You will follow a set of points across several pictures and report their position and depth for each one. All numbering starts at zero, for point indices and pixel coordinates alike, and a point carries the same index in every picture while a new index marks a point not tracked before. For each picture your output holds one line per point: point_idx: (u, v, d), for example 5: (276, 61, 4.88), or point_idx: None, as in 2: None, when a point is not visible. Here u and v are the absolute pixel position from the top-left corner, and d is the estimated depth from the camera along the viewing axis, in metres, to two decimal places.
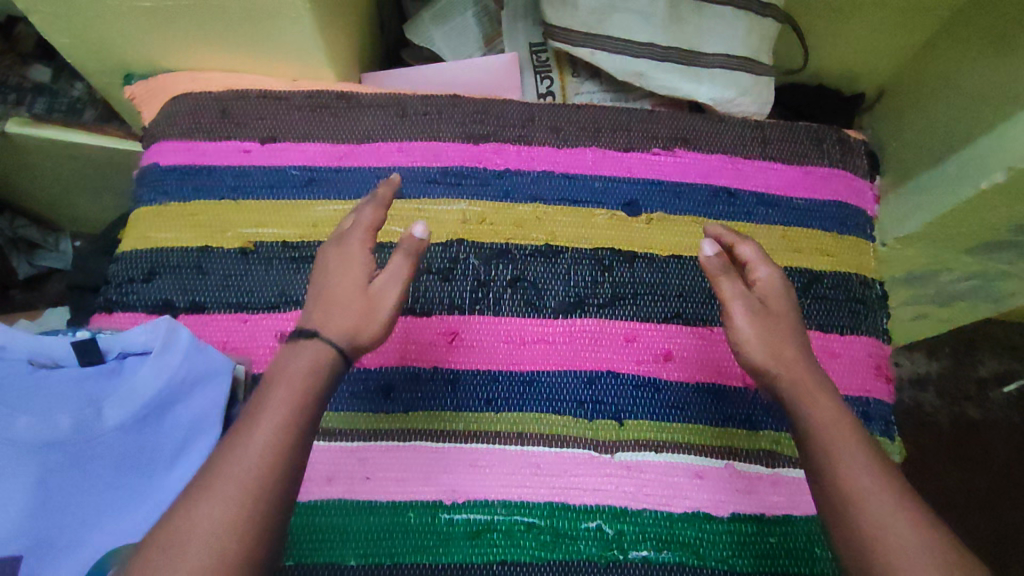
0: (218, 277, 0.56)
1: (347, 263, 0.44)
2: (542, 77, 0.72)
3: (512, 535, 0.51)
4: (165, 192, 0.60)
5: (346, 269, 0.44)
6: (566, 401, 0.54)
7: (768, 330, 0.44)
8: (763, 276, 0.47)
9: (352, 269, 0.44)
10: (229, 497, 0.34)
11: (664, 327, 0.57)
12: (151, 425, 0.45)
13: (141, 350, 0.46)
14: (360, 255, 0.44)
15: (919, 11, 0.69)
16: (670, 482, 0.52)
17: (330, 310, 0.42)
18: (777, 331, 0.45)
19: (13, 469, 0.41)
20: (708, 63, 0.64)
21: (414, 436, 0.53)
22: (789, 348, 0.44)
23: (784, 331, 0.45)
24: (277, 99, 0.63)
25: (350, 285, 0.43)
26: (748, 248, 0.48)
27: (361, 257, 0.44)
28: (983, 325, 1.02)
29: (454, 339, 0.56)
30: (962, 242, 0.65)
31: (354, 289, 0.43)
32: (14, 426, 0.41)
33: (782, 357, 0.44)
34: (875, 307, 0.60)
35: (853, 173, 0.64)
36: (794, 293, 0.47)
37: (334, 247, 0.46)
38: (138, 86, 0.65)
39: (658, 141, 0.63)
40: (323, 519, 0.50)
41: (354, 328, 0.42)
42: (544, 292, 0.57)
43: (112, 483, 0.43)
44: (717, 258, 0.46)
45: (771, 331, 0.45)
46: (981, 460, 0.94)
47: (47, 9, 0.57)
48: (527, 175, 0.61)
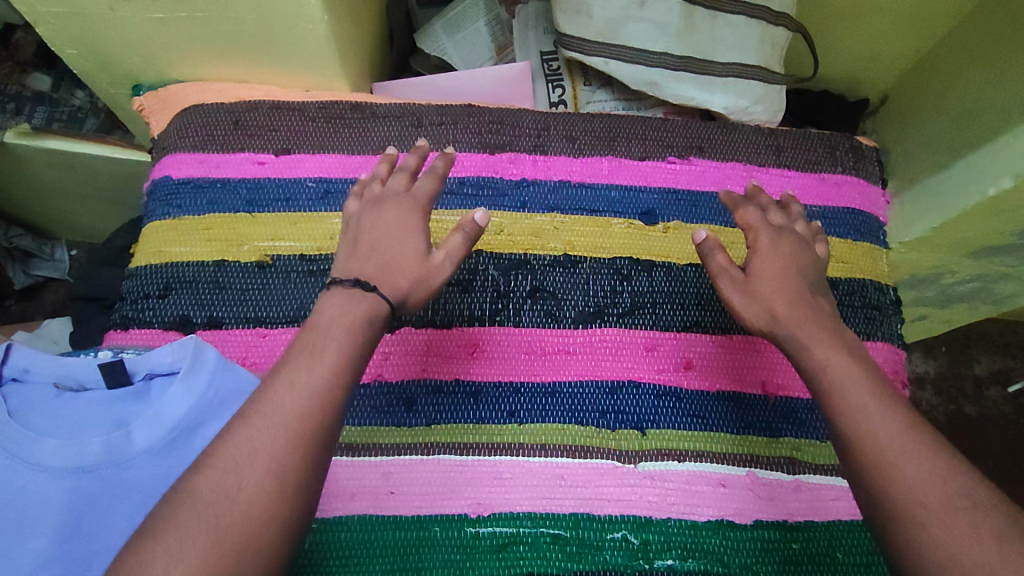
0: (236, 291, 0.56)
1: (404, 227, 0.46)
2: (553, 86, 0.74)
3: (539, 547, 0.50)
4: (179, 205, 0.59)
5: (403, 227, 0.46)
6: (589, 412, 0.54)
7: (754, 295, 0.46)
8: (760, 241, 0.48)
9: (412, 236, 0.46)
10: (270, 451, 0.36)
11: (683, 335, 0.57)
12: (179, 448, 0.45)
13: (167, 370, 0.47)
14: (419, 225, 0.47)
15: (928, 18, 0.70)
16: (693, 490, 0.52)
17: (384, 269, 0.44)
18: (766, 294, 0.46)
19: (45, 493, 0.42)
20: (721, 72, 0.65)
21: (437, 449, 0.52)
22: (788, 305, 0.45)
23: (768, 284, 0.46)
24: (292, 110, 0.62)
25: (408, 251, 0.45)
26: (749, 217, 0.50)
27: (417, 225, 0.46)
28: (979, 324, 1.03)
29: (475, 350, 0.55)
30: (970, 245, 0.65)
31: (412, 253, 0.45)
32: (43, 451, 0.43)
33: (749, 296, 0.46)
34: (889, 313, 0.61)
35: (865, 180, 0.65)
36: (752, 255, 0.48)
37: (380, 210, 0.47)
38: (147, 97, 0.65)
39: (673, 149, 0.63)
40: (347, 535, 0.50)
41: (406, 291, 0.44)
42: (563, 302, 0.57)
43: (142, 508, 0.43)
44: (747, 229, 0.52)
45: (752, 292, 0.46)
46: (981, 457, 0.95)
47: (56, 21, 0.56)
48: (543, 185, 0.61)
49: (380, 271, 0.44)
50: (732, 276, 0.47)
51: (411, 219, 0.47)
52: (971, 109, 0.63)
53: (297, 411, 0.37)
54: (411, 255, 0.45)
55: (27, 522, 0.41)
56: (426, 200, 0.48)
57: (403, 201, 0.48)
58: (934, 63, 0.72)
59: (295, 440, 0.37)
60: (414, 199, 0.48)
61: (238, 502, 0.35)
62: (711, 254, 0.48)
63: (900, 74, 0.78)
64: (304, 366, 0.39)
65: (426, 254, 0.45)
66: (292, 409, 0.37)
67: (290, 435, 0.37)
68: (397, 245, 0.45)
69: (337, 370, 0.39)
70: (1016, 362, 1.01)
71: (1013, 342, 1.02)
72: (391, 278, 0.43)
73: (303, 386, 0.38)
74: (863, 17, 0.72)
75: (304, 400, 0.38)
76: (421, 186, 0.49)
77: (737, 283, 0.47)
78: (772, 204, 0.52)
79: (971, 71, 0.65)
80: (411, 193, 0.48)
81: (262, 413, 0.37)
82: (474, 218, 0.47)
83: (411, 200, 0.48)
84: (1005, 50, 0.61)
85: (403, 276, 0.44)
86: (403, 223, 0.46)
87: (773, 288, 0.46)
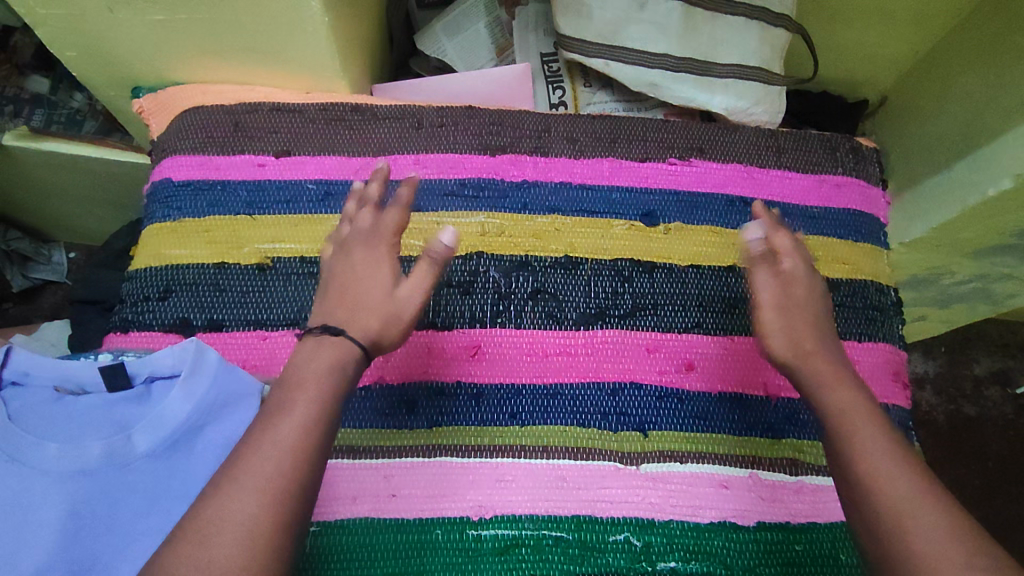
0: (236, 294, 0.56)
1: (370, 265, 0.45)
2: (554, 87, 0.74)
3: (542, 550, 0.50)
4: (178, 207, 0.59)
5: (343, 249, 0.46)
6: (591, 414, 0.54)
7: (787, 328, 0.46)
8: (797, 269, 0.47)
9: (378, 273, 0.44)
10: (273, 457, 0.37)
11: (685, 337, 0.57)
12: (182, 451, 0.45)
13: (169, 374, 0.47)
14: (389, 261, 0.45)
15: (928, 19, 0.70)
16: (695, 491, 0.52)
17: (353, 310, 0.43)
18: (794, 323, 0.46)
19: (46, 497, 0.42)
20: (721, 73, 0.65)
21: (439, 451, 0.52)
22: (812, 339, 0.45)
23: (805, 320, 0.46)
24: (292, 112, 0.62)
25: (378, 289, 0.44)
26: (784, 238, 0.48)
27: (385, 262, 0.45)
28: (978, 325, 1.03)
29: (476, 352, 0.55)
30: (969, 246, 0.66)
31: (378, 290, 0.44)
32: (44, 456, 0.43)
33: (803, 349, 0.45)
34: (891, 315, 0.61)
35: (865, 180, 0.65)
36: (795, 291, 0.47)
37: (346, 253, 0.46)
38: (147, 99, 0.64)
39: (673, 151, 0.63)
40: (348, 538, 0.49)
41: (377, 333, 0.43)
42: (564, 304, 0.57)
43: (146, 513, 0.43)
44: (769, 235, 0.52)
45: (789, 318, 0.46)
46: (980, 457, 0.95)
47: (55, 23, 0.56)
48: (544, 186, 0.61)
49: (352, 312, 0.43)
50: (778, 307, 0.46)
51: (377, 257, 0.45)
52: (970, 112, 0.63)
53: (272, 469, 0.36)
54: (380, 290, 0.44)
55: (30, 525, 0.41)
56: (390, 232, 0.46)
57: (365, 238, 0.46)
58: (933, 64, 0.72)
59: (272, 500, 0.35)
60: (376, 233, 0.46)
61: (225, 557, 0.34)
62: (762, 275, 0.47)
63: (900, 74, 0.78)
64: (276, 425, 0.38)
65: (393, 289, 0.44)
66: (267, 469, 0.36)
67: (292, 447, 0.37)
68: (363, 280, 0.44)
69: (311, 426, 0.38)
70: (1015, 362, 1.01)
71: (1012, 343, 1.02)
72: (363, 315, 0.43)
73: (279, 441, 0.37)
74: (862, 18, 0.72)
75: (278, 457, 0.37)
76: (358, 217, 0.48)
77: (782, 311, 0.46)
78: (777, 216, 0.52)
79: (969, 73, 0.66)
80: (373, 226, 0.47)
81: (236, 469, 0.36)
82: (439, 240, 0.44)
83: (369, 229, 0.46)
84: (1005, 50, 0.61)
85: (371, 315, 0.43)
86: (373, 260, 0.45)
87: (803, 323, 0.46)
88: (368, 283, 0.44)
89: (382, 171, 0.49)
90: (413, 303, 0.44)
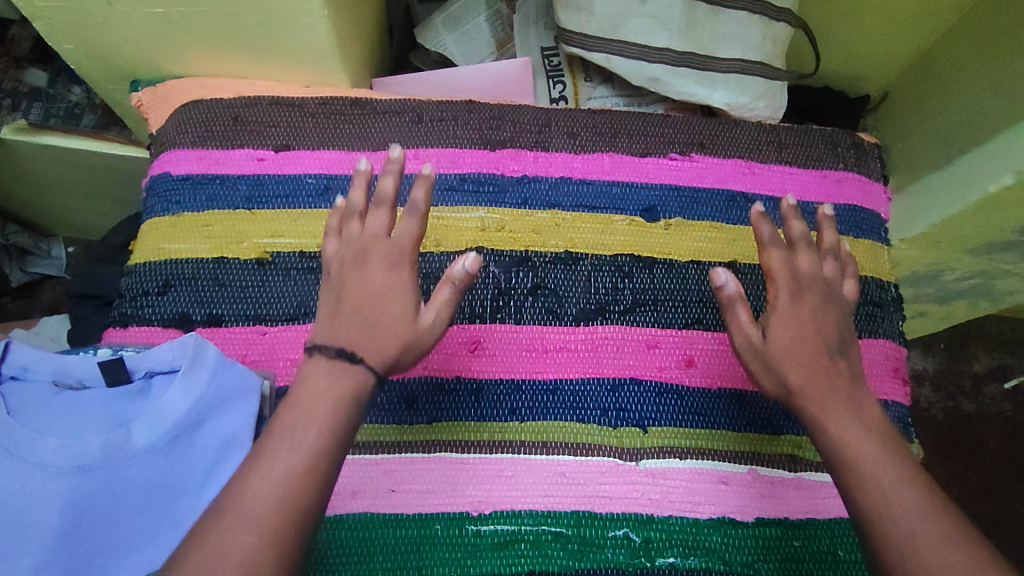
0: (235, 289, 0.56)
1: (391, 287, 0.41)
2: (554, 82, 0.74)
3: (541, 545, 0.50)
4: (178, 201, 0.59)
5: (358, 258, 0.42)
6: (590, 410, 0.54)
7: (775, 369, 0.42)
8: (779, 298, 0.43)
9: (397, 297, 0.41)
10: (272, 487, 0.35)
11: (684, 332, 0.56)
12: (180, 447, 0.45)
13: (168, 369, 0.47)
14: (409, 281, 0.42)
15: (930, 14, 0.69)
16: (695, 488, 0.52)
17: (370, 337, 0.40)
18: (786, 363, 0.42)
19: (45, 493, 0.42)
20: (724, 68, 0.65)
21: (438, 447, 0.52)
22: (797, 372, 0.42)
23: (793, 359, 0.42)
24: (292, 106, 0.62)
25: (397, 315, 0.40)
26: (773, 260, 0.43)
27: (406, 283, 0.41)
28: (978, 321, 1.02)
29: (476, 347, 0.55)
30: (970, 242, 0.65)
31: (399, 316, 0.40)
32: (43, 451, 0.42)
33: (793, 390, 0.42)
34: (890, 311, 0.61)
35: (867, 176, 0.65)
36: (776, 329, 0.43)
37: (360, 267, 0.41)
38: (145, 92, 0.64)
39: (675, 146, 0.63)
40: (348, 533, 0.49)
41: (394, 361, 0.40)
42: (564, 299, 0.57)
43: (145, 508, 0.43)
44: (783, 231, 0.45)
45: (769, 362, 0.43)
46: (977, 453, 0.95)
47: (54, 15, 0.55)
48: (545, 181, 0.61)
49: (366, 340, 0.40)
50: (753, 349, 0.43)
51: (400, 276, 0.41)
52: (973, 107, 0.63)
53: (277, 503, 0.34)
54: (403, 314, 0.41)
55: (30, 520, 0.41)
56: (410, 248, 0.42)
57: (384, 252, 0.42)
58: (936, 60, 0.72)
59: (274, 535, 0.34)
60: (397, 250, 0.42)
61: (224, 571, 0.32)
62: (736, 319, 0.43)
63: (902, 69, 0.77)
64: (278, 453, 0.36)
65: (415, 315, 0.41)
66: (271, 500, 0.34)
67: (294, 478, 0.35)
68: (386, 302, 0.41)
69: (320, 454, 0.36)
70: (1014, 358, 1.01)
71: (1012, 339, 1.02)
72: (379, 343, 0.40)
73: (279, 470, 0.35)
74: (864, 14, 0.72)
75: (283, 488, 0.35)
76: (374, 220, 0.42)
77: (756, 355, 0.43)
78: (791, 212, 0.45)
79: (972, 69, 0.65)
80: (391, 238, 0.42)
81: (237, 494, 0.35)
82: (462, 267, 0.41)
83: (387, 240, 0.42)
84: (1009, 46, 0.61)
85: (389, 343, 0.40)
86: (395, 280, 0.41)
87: (786, 357, 0.42)
88: (387, 306, 0.41)
89: (397, 160, 0.42)
90: (436, 329, 0.42)
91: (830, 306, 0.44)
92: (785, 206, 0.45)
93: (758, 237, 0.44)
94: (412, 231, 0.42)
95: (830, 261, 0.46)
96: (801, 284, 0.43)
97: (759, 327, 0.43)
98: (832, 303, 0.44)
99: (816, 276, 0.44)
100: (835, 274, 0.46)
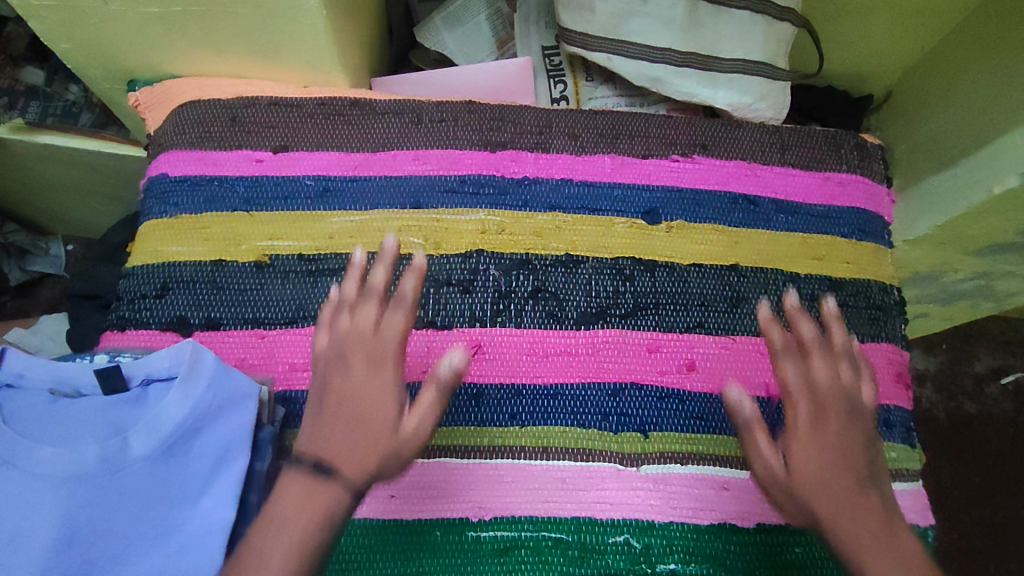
0: (234, 292, 0.56)
1: (375, 390, 0.38)
2: (555, 82, 0.73)
3: (541, 551, 0.50)
4: (176, 203, 0.58)
5: (341, 357, 0.38)
6: (591, 415, 0.54)
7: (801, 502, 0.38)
8: (799, 422, 0.39)
9: (380, 402, 0.38)
10: None
11: (686, 336, 0.56)
12: (178, 455, 0.44)
13: (166, 376, 0.46)
14: (394, 383, 0.38)
15: (935, 13, 0.69)
16: (696, 493, 0.52)
17: (351, 445, 0.37)
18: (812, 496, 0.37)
19: (42, 501, 0.42)
20: (726, 68, 0.64)
21: (437, 452, 0.52)
22: (825, 505, 0.37)
23: (822, 492, 0.37)
24: (290, 106, 0.61)
25: (380, 420, 0.37)
26: (787, 373, 0.40)
27: (389, 384, 0.38)
28: (979, 320, 1.02)
29: (476, 351, 0.55)
30: (973, 243, 0.65)
31: (380, 422, 0.37)
32: (40, 460, 0.42)
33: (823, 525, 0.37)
34: (893, 314, 0.60)
35: (870, 178, 0.64)
36: (801, 455, 0.38)
37: (344, 366, 0.38)
38: (143, 92, 0.64)
39: (677, 147, 0.62)
40: (346, 539, 0.49)
41: (375, 470, 0.37)
42: (565, 303, 0.56)
43: (141, 517, 0.43)
44: (798, 335, 0.41)
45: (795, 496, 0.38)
46: (978, 454, 0.95)
47: (50, 14, 0.55)
48: (546, 183, 0.60)
49: (344, 450, 0.37)
50: (776, 481, 0.39)
51: (384, 378, 0.38)
52: (977, 108, 0.62)
53: None
54: (383, 422, 0.37)
55: (27, 528, 0.41)
56: (396, 347, 0.39)
57: (368, 350, 0.38)
58: (940, 59, 0.71)
59: None
60: (382, 348, 0.39)
61: None
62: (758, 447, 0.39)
63: (905, 69, 0.77)
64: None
65: (395, 423, 0.38)
66: None
67: None
68: (367, 409, 0.37)
69: None
70: (1016, 359, 1.00)
71: (1013, 339, 1.01)
72: (356, 454, 0.37)
73: None
74: (867, 13, 0.71)
75: None
76: (363, 314, 0.39)
77: (780, 486, 0.39)
78: (801, 314, 0.41)
79: (976, 69, 0.65)
80: (377, 334, 0.39)
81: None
82: (450, 363, 0.38)
83: (374, 336, 0.39)
84: (1013, 46, 0.60)
85: (370, 452, 0.37)
86: (378, 383, 0.38)
87: (815, 489, 0.37)
88: (367, 414, 0.37)
89: (389, 251, 0.40)
90: (419, 437, 0.38)
91: (855, 428, 0.39)
92: (790, 303, 0.42)
93: (770, 345, 0.40)
94: (398, 325, 0.39)
95: (854, 368, 0.40)
96: (819, 403, 0.39)
97: (780, 455, 0.39)
98: (858, 424, 0.39)
99: (836, 390, 0.39)
100: (862, 381, 0.41)
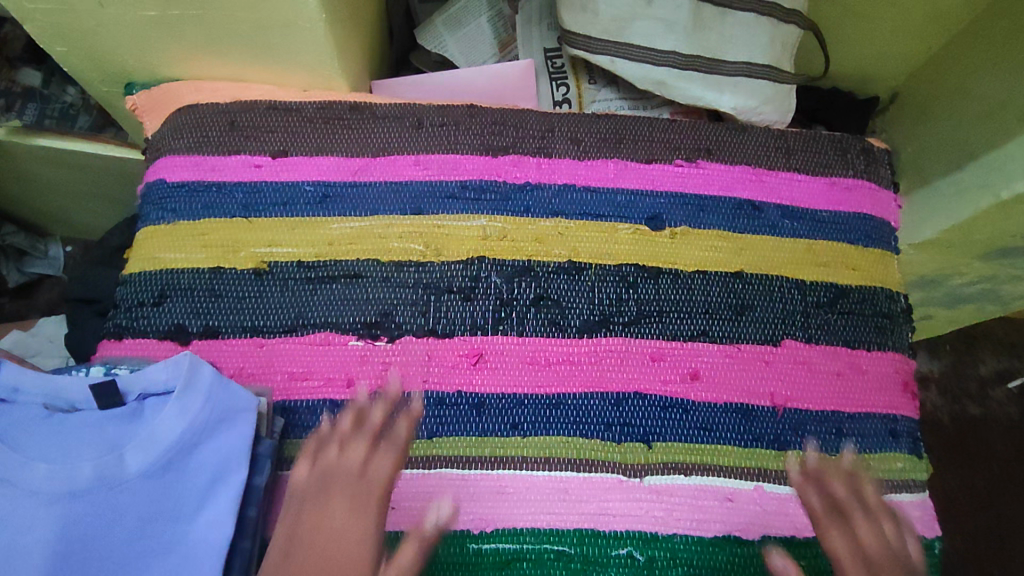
0: (232, 299, 0.55)
1: (352, 532, 0.39)
2: (557, 84, 0.72)
3: (543, 564, 0.50)
4: (173, 209, 0.58)
5: (323, 492, 0.40)
6: (594, 424, 0.53)
7: None
8: None
9: (357, 545, 0.38)
10: None
11: (690, 344, 0.55)
12: (174, 470, 0.44)
13: (162, 390, 0.46)
14: (372, 527, 0.39)
15: (942, 15, 0.68)
16: (700, 505, 0.51)
17: None
18: None
19: (37, 519, 0.42)
20: (732, 71, 0.63)
21: (438, 463, 0.51)
22: None
23: None
24: (289, 110, 0.60)
25: (352, 560, 0.37)
26: (835, 543, 0.42)
27: (367, 522, 0.39)
28: (984, 323, 1.01)
29: (477, 360, 0.54)
30: (980, 248, 0.64)
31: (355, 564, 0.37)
32: (34, 477, 0.42)
33: None
34: (900, 322, 0.60)
35: (877, 184, 0.63)
36: None
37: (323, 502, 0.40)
38: (140, 96, 0.63)
39: (681, 152, 0.62)
40: None
41: None
42: (567, 311, 0.56)
43: (137, 533, 0.42)
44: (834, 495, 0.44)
45: None
46: (982, 458, 0.94)
47: (46, 17, 0.54)
48: (548, 189, 0.59)
49: None
50: None
51: (365, 521, 0.39)
52: (984, 111, 0.62)
53: None
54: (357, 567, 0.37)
55: (21, 546, 0.41)
56: (381, 491, 0.41)
57: (353, 489, 0.41)
58: (947, 62, 0.70)
59: None
60: (364, 488, 0.41)
61: None
62: None
63: (912, 71, 0.76)
64: None
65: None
66: None
67: None
68: (343, 548, 0.38)
69: None
70: (1020, 362, 1.00)
71: (1019, 342, 1.01)
72: None
73: None
74: (874, 14, 0.70)
75: None
76: (352, 454, 0.42)
77: None
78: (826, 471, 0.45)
79: (984, 73, 0.64)
80: (363, 475, 0.42)
81: None
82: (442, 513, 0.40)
83: (359, 478, 0.41)
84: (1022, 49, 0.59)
85: None
86: (357, 526, 0.39)
87: None
88: (339, 558, 0.37)
89: (394, 393, 0.47)
90: None
91: None
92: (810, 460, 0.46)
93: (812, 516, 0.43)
94: (387, 471, 0.42)
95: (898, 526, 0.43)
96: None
97: None
98: None
99: (891, 556, 0.41)
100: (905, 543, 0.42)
